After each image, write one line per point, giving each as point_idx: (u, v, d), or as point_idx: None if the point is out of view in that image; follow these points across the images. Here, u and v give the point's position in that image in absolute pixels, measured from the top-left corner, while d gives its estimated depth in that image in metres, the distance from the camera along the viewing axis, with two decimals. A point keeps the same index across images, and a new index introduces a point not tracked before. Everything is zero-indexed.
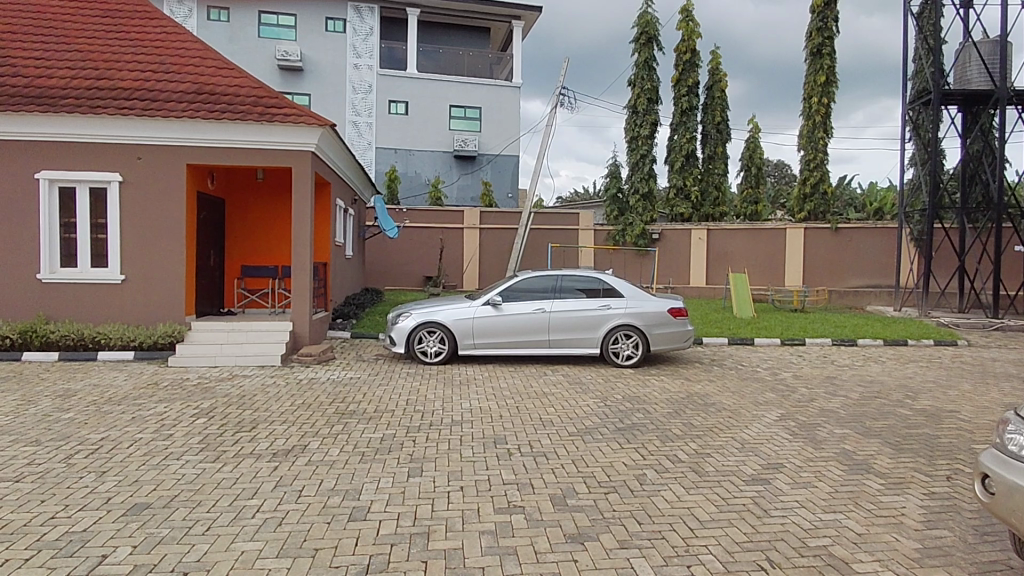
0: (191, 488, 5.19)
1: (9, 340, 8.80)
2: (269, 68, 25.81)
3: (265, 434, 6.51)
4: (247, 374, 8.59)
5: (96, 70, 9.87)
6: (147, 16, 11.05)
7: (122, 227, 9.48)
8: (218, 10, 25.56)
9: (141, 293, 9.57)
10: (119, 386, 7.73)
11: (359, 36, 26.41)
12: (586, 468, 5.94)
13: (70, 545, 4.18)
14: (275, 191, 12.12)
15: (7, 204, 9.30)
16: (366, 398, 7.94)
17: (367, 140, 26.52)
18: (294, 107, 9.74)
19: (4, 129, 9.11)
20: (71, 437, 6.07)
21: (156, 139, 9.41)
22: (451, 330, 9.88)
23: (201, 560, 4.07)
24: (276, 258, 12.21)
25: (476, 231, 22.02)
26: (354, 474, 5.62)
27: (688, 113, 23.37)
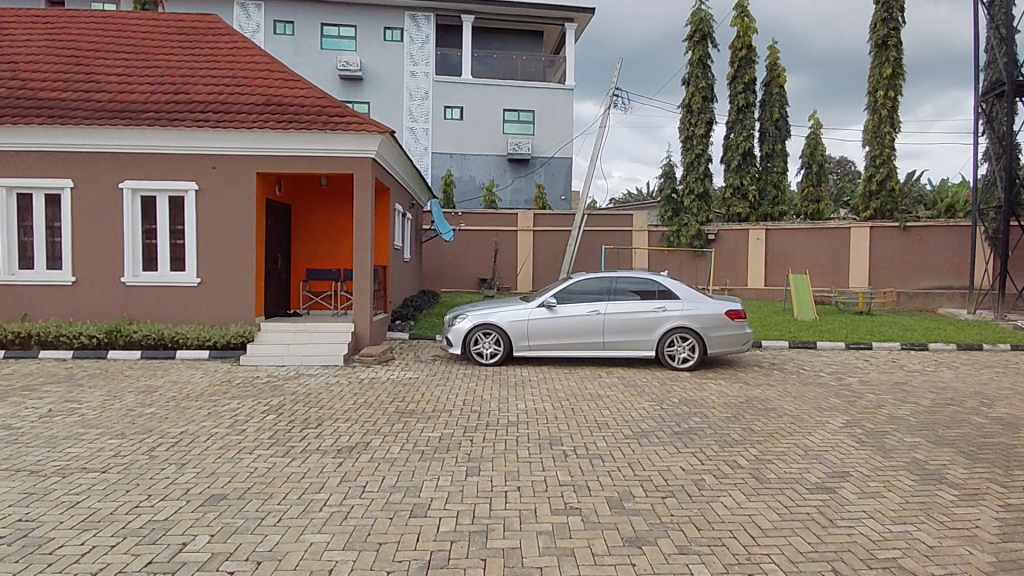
0: (263, 482, 5.44)
1: (96, 340, 9.40)
2: (330, 78, 26.70)
3: (331, 430, 6.76)
4: (312, 373, 8.92)
5: (173, 84, 10.48)
6: (219, 32, 11.66)
7: (198, 233, 10.02)
8: (284, 23, 26.52)
9: (215, 295, 10.09)
10: (196, 383, 8.18)
11: (416, 44, 26.96)
12: (642, 471, 5.90)
13: (153, 533, 4.46)
14: (338, 197, 12.55)
15: (95, 213, 9.95)
16: (424, 398, 8.12)
17: (423, 146, 27.09)
18: (355, 115, 10.07)
19: (92, 142, 9.76)
20: (153, 431, 6.47)
21: (228, 149, 9.91)
22: (506, 331, 9.96)
23: (273, 550, 4.27)
24: (339, 261, 12.64)
25: (529, 234, 22.12)
26: (414, 472, 5.77)
27: (745, 111, 22.78)
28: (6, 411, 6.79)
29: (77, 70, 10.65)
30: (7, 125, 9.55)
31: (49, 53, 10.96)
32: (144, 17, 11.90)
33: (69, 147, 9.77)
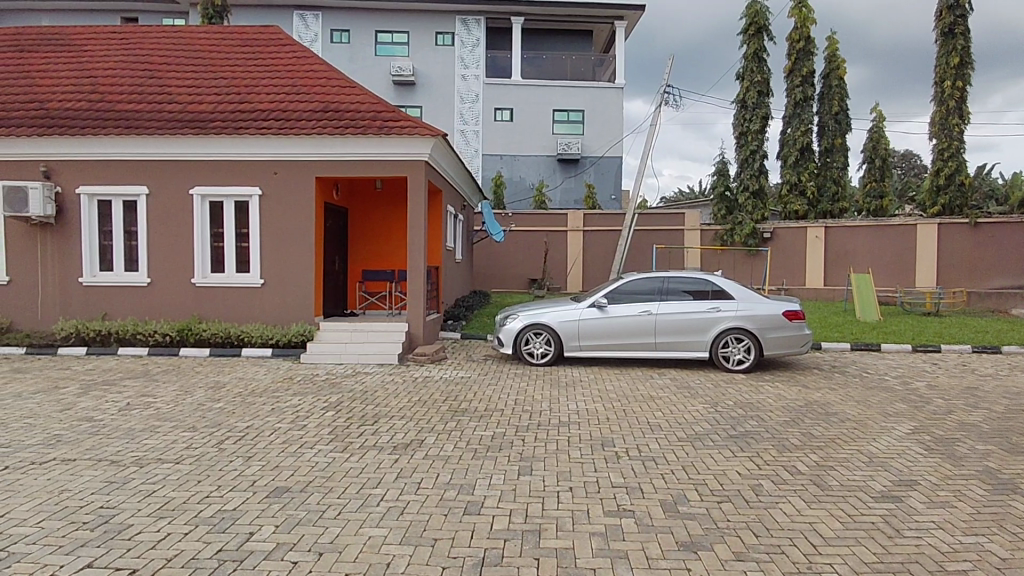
0: (323, 475, 5.63)
1: (169, 338, 9.92)
2: (384, 84, 27.29)
3: (387, 427, 6.93)
4: (368, 371, 9.17)
5: (238, 94, 10.95)
6: (280, 43, 12.11)
7: (261, 236, 10.44)
8: (340, 32, 27.26)
9: (277, 296, 10.49)
10: (260, 380, 8.53)
11: (466, 47, 27.27)
12: (697, 474, 5.80)
13: (223, 522, 4.69)
14: (392, 199, 12.85)
15: (168, 218, 10.50)
16: (477, 397, 8.22)
17: (474, 148, 27.39)
18: (409, 119, 10.28)
19: (165, 151, 10.31)
20: (222, 424, 6.79)
21: (290, 156, 10.28)
22: (557, 331, 9.96)
23: (334, 542, 4.41)
24: (393, 262, 12.93)
25: (579, 234, 22.05)
26: (468, 470, 5.85)
27: (802, 104, 22.02)
28: (91, 404, 7.25)
29: (151, 83, 11.27)
30: (89, 136, 10.21)
31: (126, 68, 11.65)
32: (210, 31, 12.48)
33: (144, 156, 10.36)
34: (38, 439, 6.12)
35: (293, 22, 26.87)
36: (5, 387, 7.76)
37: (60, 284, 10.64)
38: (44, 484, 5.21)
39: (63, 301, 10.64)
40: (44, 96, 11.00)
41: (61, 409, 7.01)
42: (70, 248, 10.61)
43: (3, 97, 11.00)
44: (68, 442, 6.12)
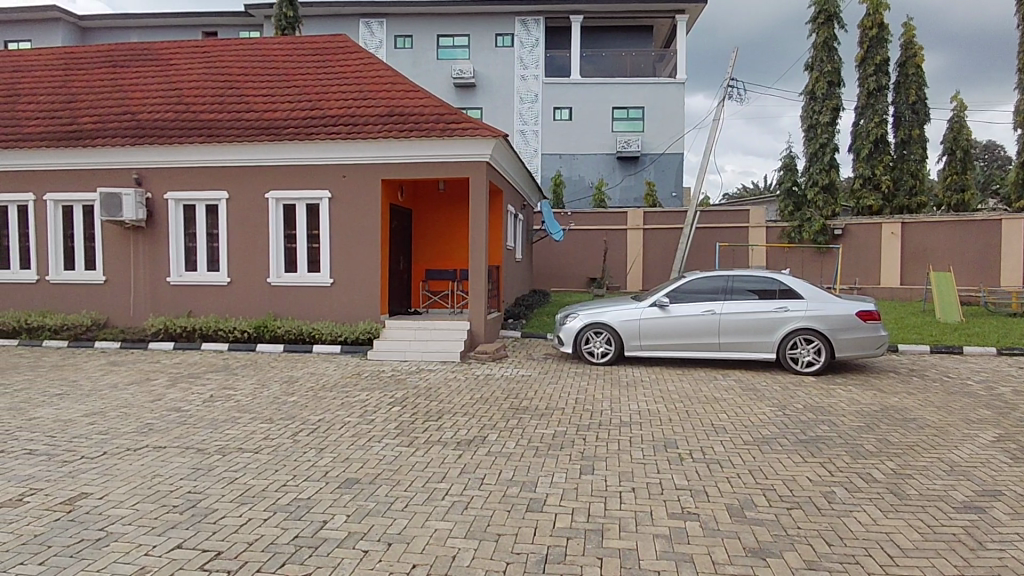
0: (391, 469, 5.81)
1: (247, 334, 10.45)
2: (445, 86, 27.76)
3: (451, 423, 7.08)
4: (432, 368, 9.39)
5: (309, 102, 11.42)
6: (349, 51, 12.54)
7: (332, 237, 10.83)
8: (403, 37, 27.89)
9: (346, 295, 10.87)
10: (330, 375, 8.88)
11: (526, 48, 27.36)
12: (765, 479, 5.64)
13: (298, 510, 4.93)
14: (455, 200, 13.08)
15: (246, 221, 11.06)
16: (539, 395, 8.27)
17: (533, 148, 27.52)
18: (472, 121, 10.43)
19: (244, 157, 10.88)
20: (295, 417, 7.11)
21: (358, 159, 10.64)
22: (618, 330, 9.88)
23: (402, 533, 4.55)
24: (456, 261, 13.15)
25: (639, 232, 21.75)
26: (530, 467, 5.91)
27: (876, 94, 20.94)
28: (179, 395, 7.75)
29: (230, 93, 11.91)
30: (176, 145, 10.90)
31: (208, 79, 12.36)
32: (284, 41, 13.05)
33: (224, 163, 10.96)
34: (132, 427, 6.59)
35: (359, 30, 27.73)
36: (104, 378, 8.41)
37: (150, 284, 11.39)
38: (139, 469, 5.61)
39: (153, 300, 11.40)
40: (136, 108, 11.82)
41: (153, 399, 7.53)
42: (160, 250, 11.35)
43: (101, 110, 11.89)
44: (159, 430, 6.57)
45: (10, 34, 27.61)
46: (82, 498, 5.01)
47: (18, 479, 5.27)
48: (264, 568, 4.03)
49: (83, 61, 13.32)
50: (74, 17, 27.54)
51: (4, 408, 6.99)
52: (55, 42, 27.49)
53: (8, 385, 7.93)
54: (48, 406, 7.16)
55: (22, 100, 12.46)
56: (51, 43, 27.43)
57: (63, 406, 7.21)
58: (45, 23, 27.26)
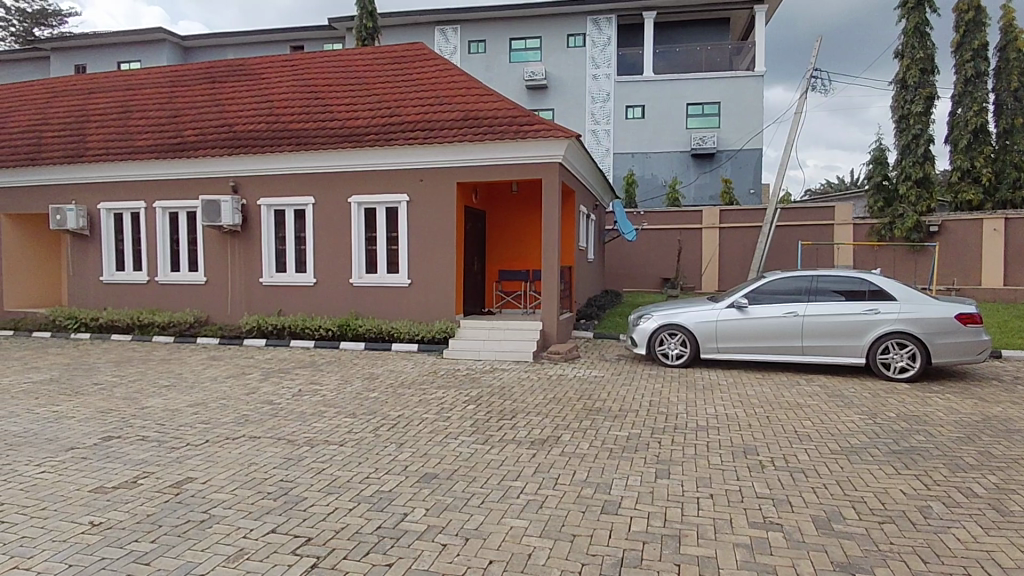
0: (467, 465, 5.95)
1: (331, 332, 10.96)
2: (516, 89, 27.96)
3: (524, 422, 7.15)
4: (505, 368, 9.51)
5: (388, 109, 11.83)
6: (426, 58, 12.88)
7: (410, 239, 11.18)
8: (476, 42, 28.26)
9: (423, 295, 11.19)
10: (408, 372, 9.18)
11: (598, 47, 27.10)
12: (854, 491, 5.36)
13: (380, 502, 5.13)
14: (527, 201, 13.19)
15: (331, 224, 11.60)
16: (612, 396, 8.21)
17: (605, 147, 27.34)
18: (545, 122, 10.49)
19: (328, 164, 11.42)
20: (377, 412, 7.41)
21: (434, 163, 10.93)
22: (693, 332, 9.65)
23: (478, 529, 4.65)
24: (528, 262, 13.25)
25: (714, 231, 21.13)
26: (604, 469, 5.88)
27: (975, 81, 19.41)
28: (271, 389, 8.24)
29: (316, 104, 12.50)
30: (267, 154, 11.59)
31: (296, 91, 13.05)
32: (365, 51, 13.55)
33: (311, 169, 11.54)
34: (231, 418, 7.07)
35: (434, 37, 28.37)
36: (205, 372, 9.07)
37: (245, 284, 12.15)
38: (236, 457, 6.02)
39: (247, 299, 12.16)
40: (233, 120, 12.64)
41: (248, 392, 8.04)
42: (253, 252, 12.08)
43: (202, 123, 12.78)
44: (254, 421, 7.01)
45: (122, 55, 30.11)
46: (188, 482, 5.43)
47: (133, 462, 5.78)
48: (350, 555, 4.24)
49: (186, 78, 14.36)
50: (177, 38, 29.72)
51: (121, 397, 7.67)
52: (160, 61, 29.77)
53: (124, 376, 8.70)
54: (158, 396, 7.79)
55: (134, 116, 13.58)
56: (158, 62, 29.72)
57: (170, 396, 7.84)
58: (152, 44, 29.56)
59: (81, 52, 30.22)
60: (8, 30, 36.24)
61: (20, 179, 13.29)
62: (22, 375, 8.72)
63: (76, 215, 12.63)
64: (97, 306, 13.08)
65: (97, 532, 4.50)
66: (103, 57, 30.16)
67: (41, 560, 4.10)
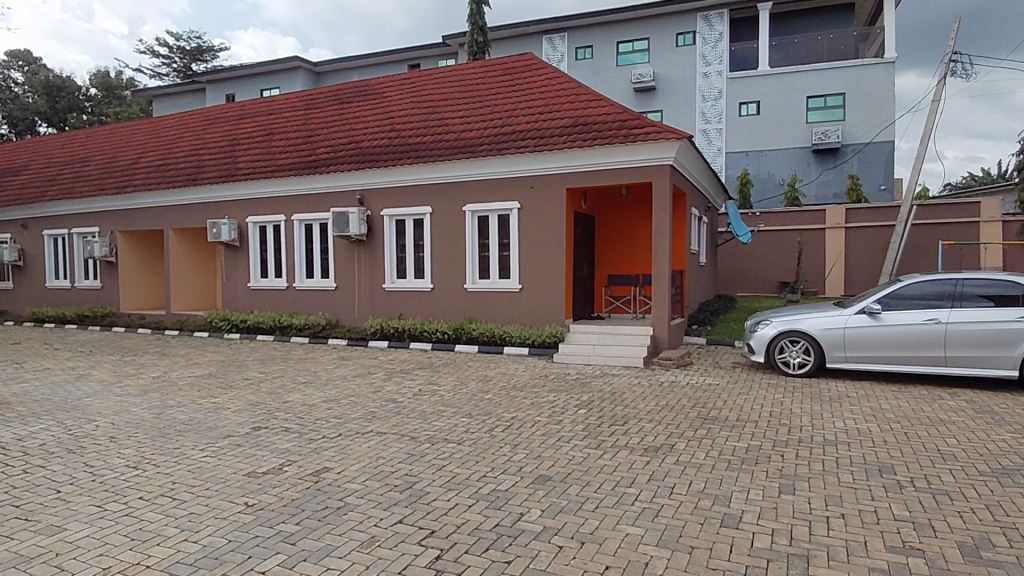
0: (580, 469, 6.00)
1: (447, 335, 11.44)
2: (621, 92, 27.62)
3: (637, 429, 7.08)
4: (615, 373, 9.47)
5: (500, 119, 12.18)
6: (536, 68, 13.11)
7: (521, 245, 11.43)
8: (583, 48, 28.13)
9: (534, 299, 11.39)
10: (519, 375, 9.41)
11: (708, 44, 26.09)
12: (1007, 517, 4.82)
13: (498, 500, 5.31)
14: (637, 205, 13.06)
15: (446, 232, 12.13)
16: (728, 405, 7.93)
17: (717, 146, 26.49)
18: (654, 124, 10.35)
19: (444, 175, 11.96)
20: (491, 413, 7.66)
21: (545, 170, 11.12)
22: (818, 339, 9.07)
23: (594, 533, 4.68)
24: (638, 267, 13.09)
25: (838, 232, 19.74)
26: (723, 480, 5.69)
27: None
28: (393, 388, 8.76)
29: (433, 118, 13.13)
30: (390, 167, 12.36)
31: (415, 107, 13.76)
32: (477, 65, 14.02)
33: (429, 181, 12.15)
34: (360, 414, 7.61)
35: (542, 47, 28.52)
36: (336, 370, 9.83)
37: (370, 290, 12.99)
38: (365, 450, 6.48)
39: (372, 303, 12.99)
40: (359, 137, 13.56)
41: (374, 390, 8.60)
42: (377, 260, 12.89)
43: (332, 141, 13.84)
44: (380, 417, 7.50)
45: (264, 84, 33.17)
46: (325, 471, 5.92)
47: (279, 451, 6.39)
48: (471, 550, 4.43)
49: (318, 101, 15.60)
50: (310, 64, 32.26)
51: (266, 392, 8.49)
52: (296, 86, 32.49)
53: (269, 373, 9.60)
54: (298, 392, 8.53)
55: (275, 138, 14.94)
56: (294, 88, 32.49)
57: (307, 392, 8.56)
58: (288, 71, 32.31)
59: (232, 83, 33.66)
60: (172, 66, 41.17)
61: (183, 198, 15.06)
62: (186, 370, 9.89)
63: (229, 228, 14.11)
64: (246, 309, 14.54)
65: (251, 512, 5.03)
66: (249, 86, 33.41)
67: (206, 534, 4.65)
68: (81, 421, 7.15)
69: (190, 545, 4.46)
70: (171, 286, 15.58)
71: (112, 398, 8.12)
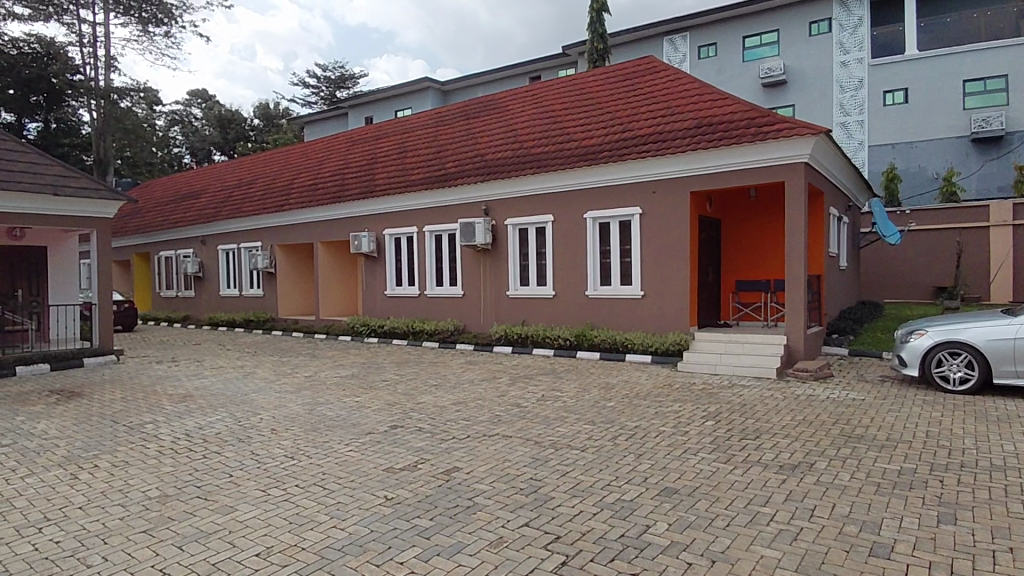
0: (709, 484, 5.80)
1: (568, 342, 11.56)
2: (747, 88, 26.19)
3: (771, 444, 6.72)
4: (745, 385, 9.02)
5: (621, 124, 12.11)
6: (658, 70, 12.87)
7: (643, 252, 11.27)
8: (707, 46, 27.01)
9: (657, 306, 11.17)
10: (643, 383, 9.27)
11: (846, 31, 24.10)
12: None
13: (623, 510, 5.29)
14: (769, 207, 12.39)
15: (568, 240, 12.24)
16: (875, 423, 7.28)
17: (858, 140, 24.42)
18: (786, 120, 9.79)
19: (566, 183, 12.10)
20: (614, 421, 7.64)
21: (667, 174, 10.89)
22: (983, 352, 8.05)
23: (725, 553, 4.51)
24: (769, 272, 12.37)
25: (1007, 230, 17.38)
26: (871, 505, 5.24)
27: None
28: (518, 393, 9.01)
29: (554, 127, 13.34)
30: (513, 177, 12.73)
31: (536, 118, 14.06)
32: (597, 73, 14.04)
33: (551, 190, 12.36)
34: (487, 417, 7.92)
35: (663, 48, 27.77)
36: (464, 374, 10.31)
37: (495, 297, 13.45)
38: (493, 452, 6.74)
39: (497, 310, 13.44)
40: (484, 151, 14.09)
41: (500, 395, 8.91)
42: (502, 268, 13.31)
43: (459, 155, 14.53)
44: (506, 421, 7.75)
45: (397, 104, 35.37)
46: (455, 471, 6.24)
47: (414, 449, 6.83)
48: (596, 559, 4.45)
49: (446, 118, 16.45)
50: (438, 83, 33.98)
51: (402, 393, 9.10)
52: (427, 105, 34.35)
53: (404, 375, 10.26)
54: (429, 394, 9.06)
55: (407, 155, 15.93)
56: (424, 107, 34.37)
57: (439, 394, 9.06)
58: (419, 92, 34.25)
59: (370, 106, 36.30)
60: (319, 95, 45.31)
61: (328, 214, 16.52)
62: (333, 370, 10.87)
63: (368, 240, 15.27)
64: (384, 315, 15.62)
65: (389, 505, 5.43)
66: (384, 108, 35.80)
67: (352, 523, 5.09)
68: (248, 413, 8.12)
69: (338, 532, 4.91)
70: (320, 295, 17.12)
71: (273, 394, 9.12)
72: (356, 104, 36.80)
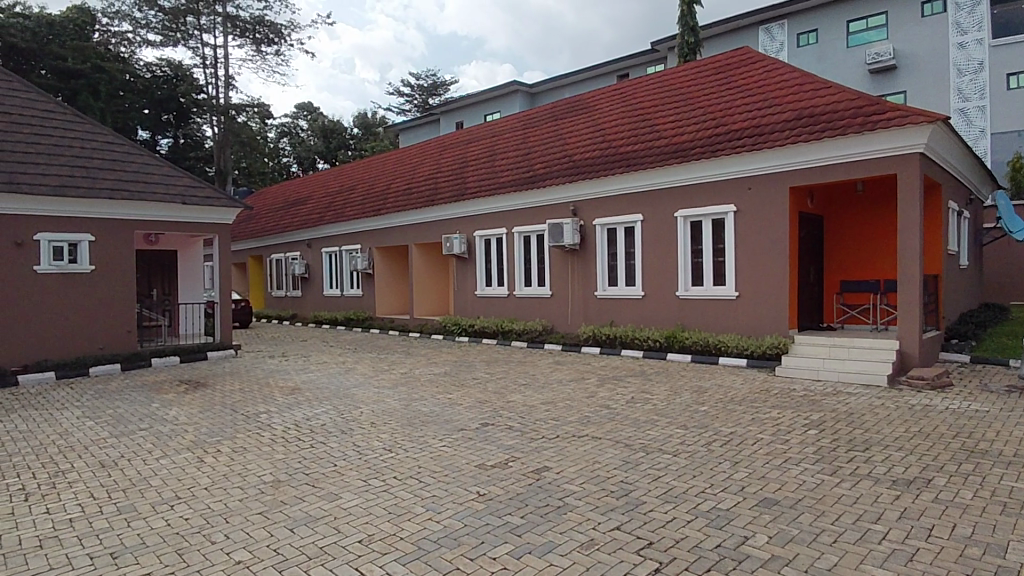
0: (813, 496, 5.52)
1: (658, 343, 11.37)
2: (851, 74, 24.47)
3: (882, 457, 6.29)
4: (851, 392, 8.48)
5: (714, 119, 11.73)
6: (754, 61, 12.36)
7: (738, 250, 10.86)
8: (806, 33, 25.50)
9: (752, 307, 10.73)
10: (738, 388, 8.93)
11: (965, 9, 22.08)
12: None
13: (718, 519, 5.15)
14: (879, 202, 11.56)
15: (658, 239, 12.01)
16: (1003, 437, 6.63)
17: (980, 127, 22.42)
18: (899, 108, 9.10)
19: (656, 182, 11.87)
20: (708, 426, 7.44)
21: (764, 169, 10.43)
22: None
23: (832, 570, 4.29)
24: (879, 271, 11.51)
25: None
26: (999, 527, 4.79)
27: None
28: (607, 394, 8.97)
29: (644, 125, 13.13)
30: (603, 177, 12.62)
31: (625, 117, 13.89)
32: (688, 67, 13.67)
33: (640, 189, 12.18)
34: (576, 418, 7.94)
35: (759, 38, 26.52)
36: (553, 374, 10.37)
37: (583, 297, 13.42)
38: (582, 453, 6.76)
39: (585, 310, 13.41)
40: (573, 151, 14.09)
41: (589, 395, 8.91)
42: (589, 268, 13.27)
43: (547, 156, 14.62)
44: (596, 422, 7.74)
45: (487, 109, 36.01)
46: (545, 470, 6.32)
47: (505, 447, 6.96)
48: (690, 568, 4.37)
49: (535, 120, 16.60)
50: (526, 86, 34.26)
51: (493, 391, 9.31)
52: (515, 108, 34.75)
53: (494, 374, 10.47)
54: (519, 393, 9.19)
55: (497, 158, 16.24)
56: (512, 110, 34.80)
57: (528, 393, 9.18)
58: (507, 95, 34.71)
59: (460, 112, 37.26)
60: (413, 103, 46.87)
61: (421, 216, 17.14)
62: (427, 367, 11.27)
63: (459, 242, 15.70)
64: (474, 314, 16.01)
65: (481, 501, 5.58)
66: (475, 113, 36.59)
67: (446, 516, 5.28)
68: (349, 407, 8.61)
69: (433, 524, 5.11)
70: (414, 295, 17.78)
71: (371, 389, 9.60)
72: (449, 110, 37.75)
